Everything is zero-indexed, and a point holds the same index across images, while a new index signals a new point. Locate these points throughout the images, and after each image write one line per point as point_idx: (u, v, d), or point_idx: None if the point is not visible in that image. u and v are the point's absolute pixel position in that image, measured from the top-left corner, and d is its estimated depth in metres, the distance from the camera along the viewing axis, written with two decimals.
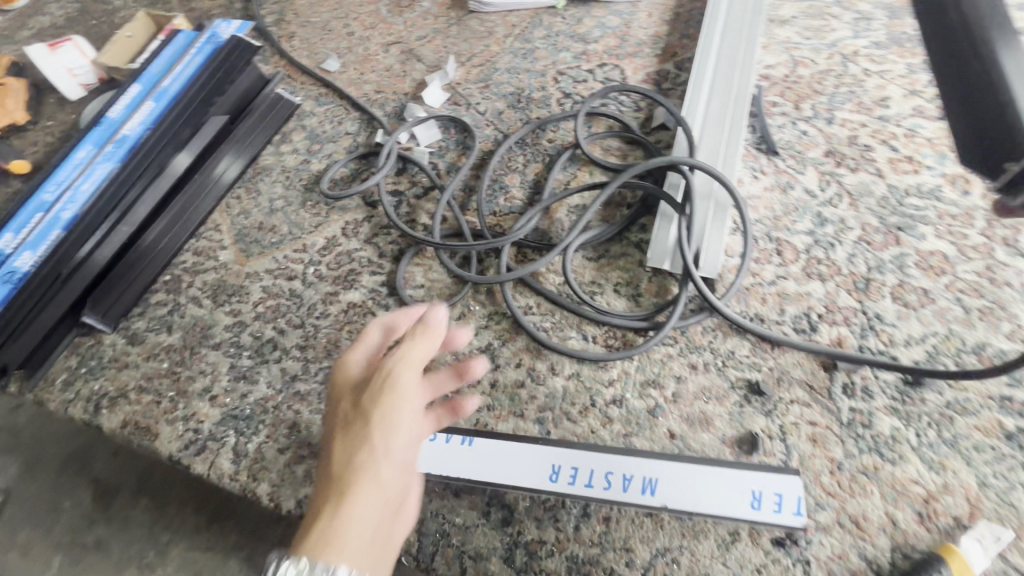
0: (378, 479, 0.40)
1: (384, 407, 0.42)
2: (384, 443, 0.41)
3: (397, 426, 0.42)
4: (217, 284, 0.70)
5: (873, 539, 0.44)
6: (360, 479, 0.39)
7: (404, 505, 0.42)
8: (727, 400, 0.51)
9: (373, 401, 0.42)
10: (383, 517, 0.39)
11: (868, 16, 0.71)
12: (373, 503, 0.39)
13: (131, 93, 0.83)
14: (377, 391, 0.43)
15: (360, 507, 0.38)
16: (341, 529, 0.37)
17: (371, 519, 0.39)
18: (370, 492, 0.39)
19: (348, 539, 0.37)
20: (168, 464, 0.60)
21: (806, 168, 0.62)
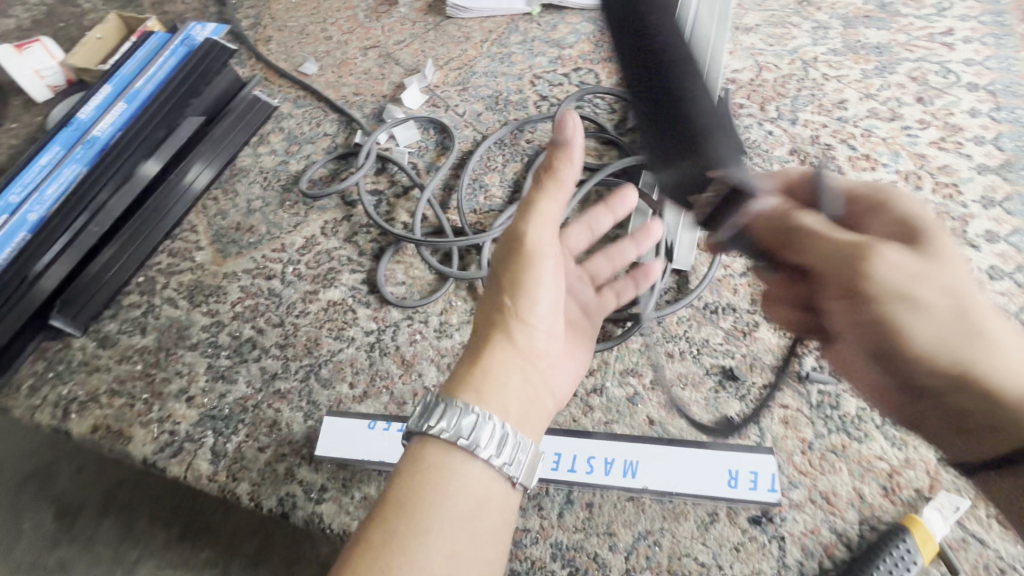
0: (516, 348, 0.47)
1: (521, 283, 0.48)
2: (525, 306, 0.48)
3: (534, 301, 0.48)
4: (194, 285, 0.70)
5: (842, 513, 0.46)
6: (500, 348, 0.47)
7: (547, 377, 0.49)
8: (703, 386, 0.53)
9: (514, 272, 0.48)
10: (523, 386, 0.47)
11: (825, 24, 0.75)
12: (512, 367, 0.47)
13: (102, 94, 0.81)
14: (517, 258, 0.48)
15: (503, 369, 0.46)
16: (485, 385, 0.45)
17: (512, 382, 0.46)
18: (509, 358, 0.47)
19: (490, 395, 0.45)
20: (143, 467, 0.58)
21: (772, 166, 0.65)
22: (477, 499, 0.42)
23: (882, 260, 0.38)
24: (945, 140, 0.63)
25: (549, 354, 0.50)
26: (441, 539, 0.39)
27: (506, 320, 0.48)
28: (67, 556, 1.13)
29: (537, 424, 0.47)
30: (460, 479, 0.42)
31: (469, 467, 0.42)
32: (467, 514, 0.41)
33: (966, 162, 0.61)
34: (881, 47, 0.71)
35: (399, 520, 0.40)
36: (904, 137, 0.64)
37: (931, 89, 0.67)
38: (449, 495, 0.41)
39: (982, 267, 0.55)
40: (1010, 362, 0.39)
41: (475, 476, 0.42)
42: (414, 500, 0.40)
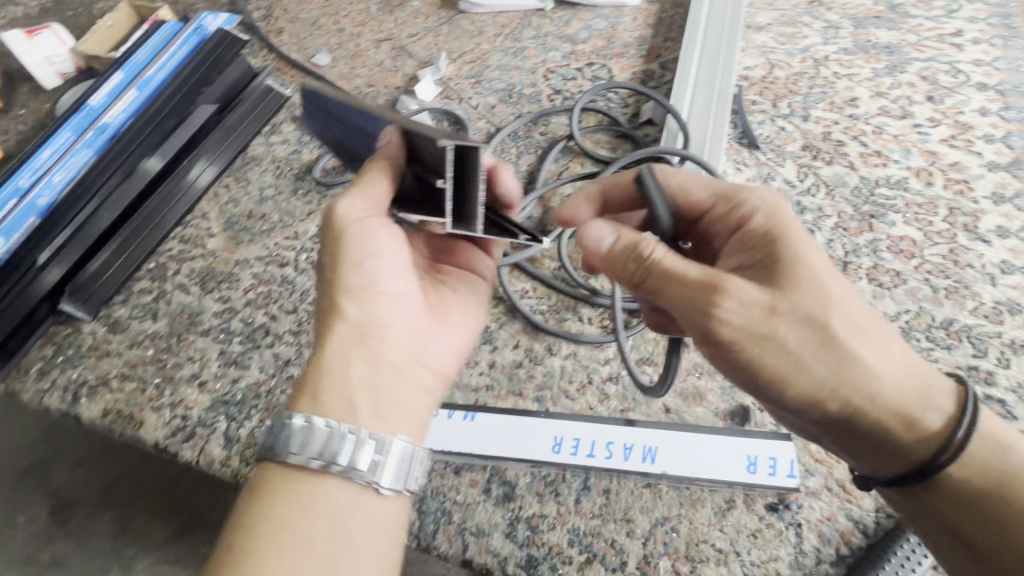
0: (355, 329, 0.46)
1: (348, 266, 0.47)
2: (352, 283, 0.47)
3: (372, 279, 0.47)
4: (206, 271, 0.69)
5: (858, 501, 0.46)
6: (341, 330, 0.45)
7: (415, 351, 0.48)
8: (718, 375, 0.53)
9: (334, 256, 0.48)
10: (373, 363, 0.45)
11: (835, 24, 0.76)
12: (356, 349, 0.45)
13: (113, 81, 0.80)
14: (336, 242, 0.48)
15: (346, 352, 0.45)
16: (325, 370, 0.44)
17: (359, 361, 0.45)
18: (359, 335, 0.46)
19: (327, 378, 0.44)
20: (154, 452, 0.58)
21: (785, 161, 0.65)
22: (334, 516, 0.41)
23: (729, 304, 0.38)
24: (955, 137, 0.64)
25: (408, 327, 0.48)
26: (295, 559, 0.39)
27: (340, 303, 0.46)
28: (62, 553, 1.09)
29: (398, 399, 0.46)
30: (316, 499, 0.42)
31: (323, 479, 0.42)
32: (324, 529, 0.41)
33: (976, 160, 0.62)
34: (892, 47, 0.72)
35: (248, 553, 0.39)
36: (915, 135, 0.65)
37: (941, 88, 0.68)
38: (302, 516, 0.41)
39: (992, 262, 0.55)
40: (879, 379, 0.38)
41: (335, 491, 0.42)
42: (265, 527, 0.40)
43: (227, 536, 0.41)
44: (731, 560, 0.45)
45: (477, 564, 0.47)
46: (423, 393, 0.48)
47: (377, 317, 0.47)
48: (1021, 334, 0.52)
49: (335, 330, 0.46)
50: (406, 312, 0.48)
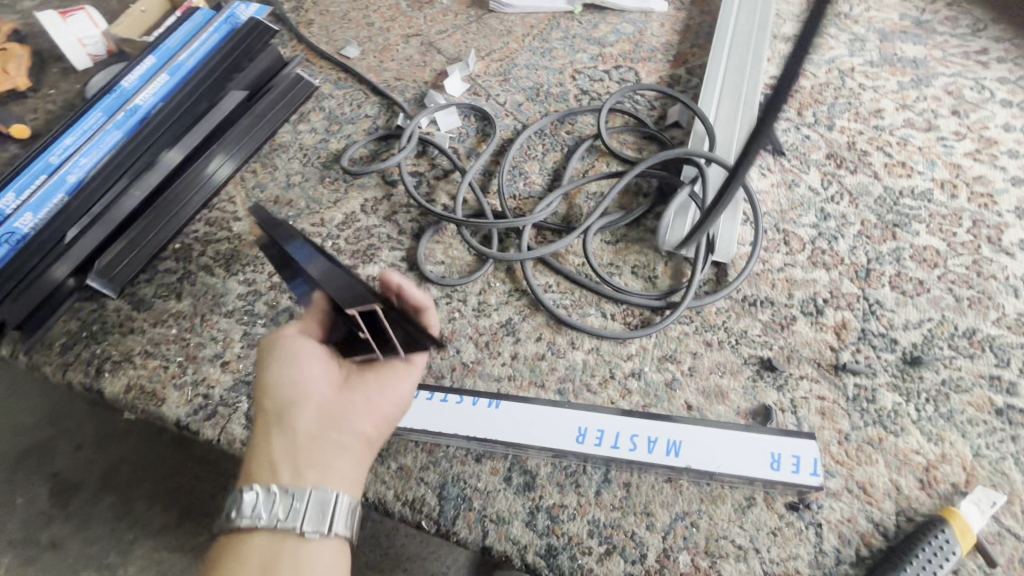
0: (268, 416, 0.48)
1: (264, 367, 0.50)
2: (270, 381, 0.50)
3: (283, 370, 0.49)
4: (231, 254, 0.70)
5: (879, 503, 0.46)
6: (260, 421, 0.48)
7: (330, 418, 0.47)
8: (740, 375, 0.54)
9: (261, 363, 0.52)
10: (288, 437, 0.47)
11: (862, 37, 0.77)
12: (273, 431, 0.47)
13: (145, 65, 0.81)
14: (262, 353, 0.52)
15: (266, 437, 0.47)
16: (252, 453, 0.47)
17: (274, 440, 0.47)
18: (273, 418, 0.47)
19: (255, 456, 0.47)
20: (175, 429, 0.58)
21: (809, 168, 0.66)
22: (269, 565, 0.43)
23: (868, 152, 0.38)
24: (980, 152, 0.64)
25: (321, 399, 0.48)
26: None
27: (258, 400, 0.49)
28: (60, 534, 1.09)
29: (316, 459, 0.46)
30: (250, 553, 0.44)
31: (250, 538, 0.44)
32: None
33: (1000, 174, 0.62)
34: (917, 61, 0.73)
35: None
36: (940, 148, 0.65)
37: (966, 103, 0.68)
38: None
39: (1016, 275, 0.56)
40: None
41: (265, 543, 0.44)
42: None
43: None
44: (750, 557, 0.45)
45: (497, 551, 0.47)
46: (341, 452, 0.47)
47: (288, 399, 0.48)
48: None
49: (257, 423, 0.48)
50: (319, 389, 0.49)
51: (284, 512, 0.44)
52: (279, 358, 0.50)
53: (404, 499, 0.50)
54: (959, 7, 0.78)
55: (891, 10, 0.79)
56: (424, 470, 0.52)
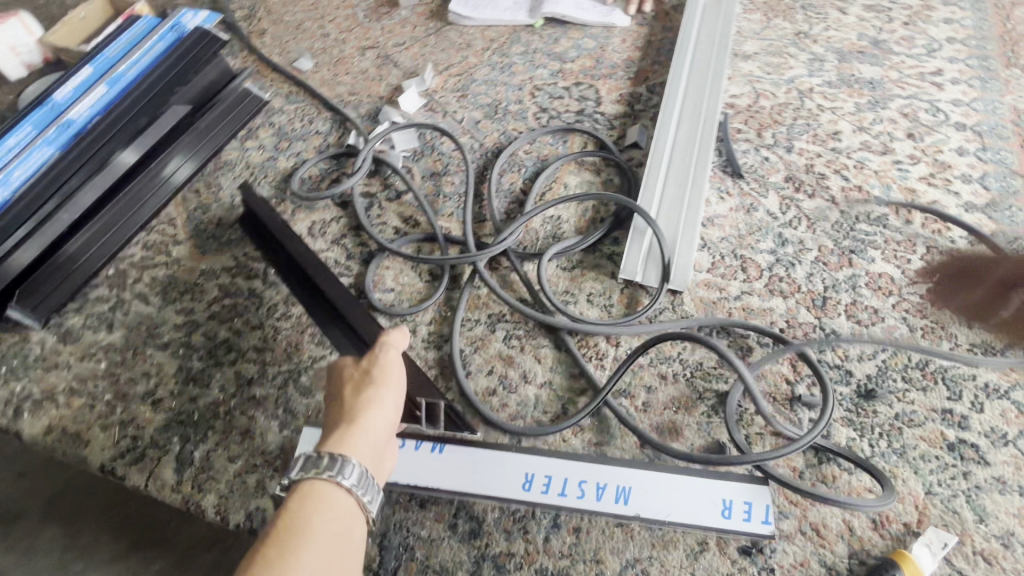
0: (378, 418, 0.42)
1: (381, 371, 0.45)
2: (380, 393, 0.43)
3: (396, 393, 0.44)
4: (168, 280, 0.66)
5: (832, 546, 0.45)
6: (366, 413, 0.42)
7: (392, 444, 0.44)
8: (695, 410, 0.52)
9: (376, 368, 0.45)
10: (382, 441, 0.42)
11: (821, 57, 0.77)
12: (375, 429, 0.42)
13: (81, 76, 0.76)
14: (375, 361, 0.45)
15: (364, 429, 0.41)
16: (351, 436, 0.40)
17: (376, 437, 0.41)
18: (380, 420, 0.42)
19: (353, 442, 0.40)
20: (100, 475, 0.54)
21: (768, 192, 0.65)
22: (338, 539, 0.36)
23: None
24: (934, 176, 0.64)
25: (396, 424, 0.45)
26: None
27: (363, 394, 0.43)
28: None
29: (383, 470, 0.42)
30: (322, 514, 0.36)
31: (319, 503, 0.37)
32: (329, 559, 0.34)
33: (954, 200, 0.62)
34: (874, 82, 0.73)
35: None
36: (895, 172, 0.65)
37: (922, 125, 0.68)
38: (308, 543, 0.34)
39: (968, 303, 0.56)
40: None
41: (341, 510, 0.37)
42: (273, 553, 0.33)
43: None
44: None
45: None
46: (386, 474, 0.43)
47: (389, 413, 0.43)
48: (995, 377, 0.51)
49: (355, 414, 0.42)
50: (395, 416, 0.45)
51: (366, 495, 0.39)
52: (400, 372, 0.45)
53: None
54: (915, 28, 0.78)
55: (849, 30, 0.79)
56: None
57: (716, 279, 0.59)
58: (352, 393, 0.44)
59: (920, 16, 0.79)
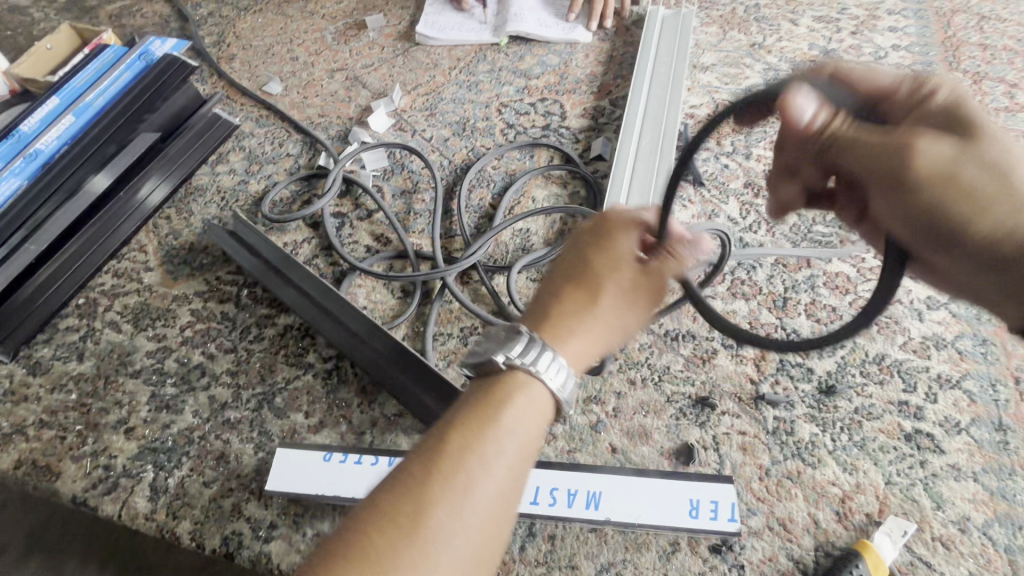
0: (620, 331, 0.45)
1: (636, 297, 0.46)
2: (622, 318, 0.45)
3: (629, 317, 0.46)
4: (139, 307, 0.66)
5: (799, 539, 0.46)
6: (602, 322, 0.45)
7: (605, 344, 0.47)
8: (664, 413, 0.53)
9: (632, 287, 0.46)
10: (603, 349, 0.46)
11: (774, 67, 0.80)
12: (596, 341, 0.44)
13: (48, 106, 0.76)
14: (638, 281, 0.46)
15: (586, 335, 0.44)
16: (581, 346, 0.44)
17: (596, 346, 0.45)
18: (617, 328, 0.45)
19: (574, 345, 0.43)
20: (71, 507, 0.53)
21: (728, 198, 0.67)
22: (529, 446, 0.39)
23: (924, 151, 0.40)
24: None
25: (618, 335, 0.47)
26: (490, 499, 0.36)
27: (620, 302, 0.45)
28: None
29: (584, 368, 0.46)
30: (524, 412, 0.40)
31: (520, 410, 0.40)
32: (516, 473, 0.38)
33: None
34: None
35: (453, 477, 0.36)
36: None
37: None
38: (504, 449, 0.37)
39: (920, 298, 0.58)
40: None
41: (538, 411, 0.41)
42: (472, 446, 0.37)
43: (415, 466, 0.37)
44: None
45: None
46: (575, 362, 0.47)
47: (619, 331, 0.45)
48: (948, 368, 0.53)
49: (603, 322, 0.44)
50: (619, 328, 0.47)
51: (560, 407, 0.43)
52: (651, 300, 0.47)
53: None
54: (862, 37, 0.82)
55: (800, 40, 0.83)
56: None
57: None
58: (613, 291, 0.45)
59: (867, 26, 0.83)
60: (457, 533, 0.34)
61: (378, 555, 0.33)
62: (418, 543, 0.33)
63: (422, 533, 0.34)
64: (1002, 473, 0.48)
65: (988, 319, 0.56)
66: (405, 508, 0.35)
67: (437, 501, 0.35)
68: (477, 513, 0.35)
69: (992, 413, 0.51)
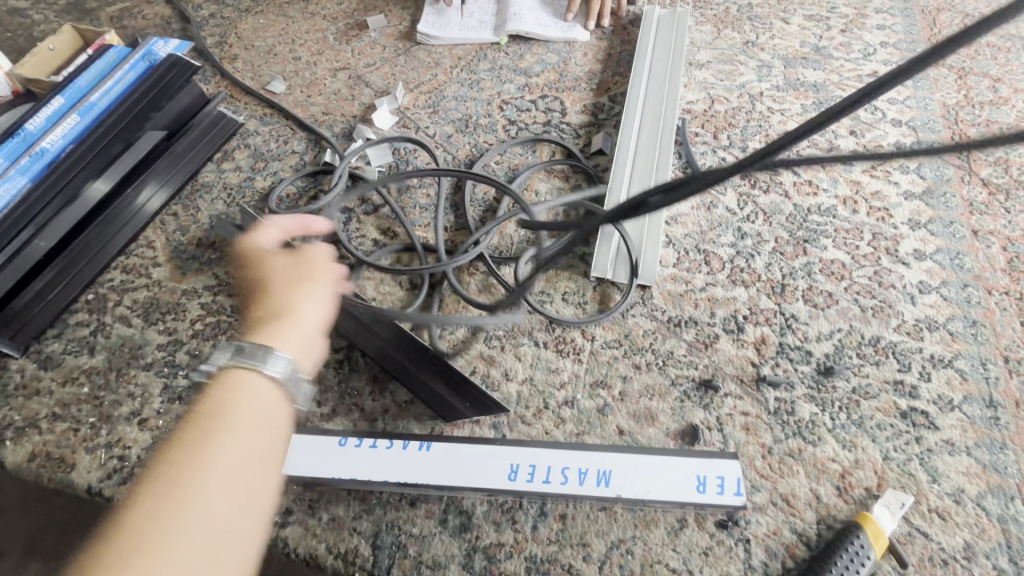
0: (312, 314, 0.47)
1: (311, 272, 0.49)
2: (300, 296, 0.47)
3: (312, 292, 0.48)
4: (149, 302, 0.66)
5: (801, 513, 0.48)
6: (297, 306, 0.46)
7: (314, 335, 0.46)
8: (669, 396, 0.55)
9: (288, 279, 0.49)
10: (318, 330, 0.47)
11: (768, 64, 0.82)
12: (288, 333, 0.44)
13: (52, 105, 0.75)
14: (297, 270, 0.49)
15: (279, 328, 0.44)
16: (282, 325, 0.44)
17: (305, 329, 0.45)
18: (309, 308, 0.47)
19: (283, 332, 0.44)
20: (87, 497, 0.54)
21: (726, 189, 0.69)
22: (262, 416, 0.39)
23: None
24: (875, 168, 0.69)
25: (322, 316, 0.47)
26: (220, 477, 0.36)
27: (292, 289, 0.48)
28: None
29: (319, 357, 0.47)
30: (240, 394, 0.40)
31: (244, 390, 0.40)
32: (245, 445, 0.38)
33: (894, 189, 0.67)
34: (817, 85, 0.78)
35: (165, 463, 0.36)
36: (841, 166, 0.70)
37: (862, 123, 0.74)
38: (222, 425, 0.38)
39: (912, 283, 0.60)
40: None
41: (262, 393, 0.40)
42: (189, 441, 0.37)
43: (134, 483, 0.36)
44: None
45: None
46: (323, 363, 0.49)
47: (299, 311, 0.46)
48: (940, 349, 0.55)
49: (283, 310, 0.46)
50: (321, 309, 0.48)
51: (297, 386, 0.43)
52: (330, 271, 0.50)
53: (337, 552, 0.49)
54: (851, 34, 0.84)
55: (792, 38, 0.85)
56: (357, 520, 0.50)
57: (682, 273, 0.63)
58: (280, 289, 0.48)
59: (856, 24, 0.86)
60: (179, 508, 0.34)
61: (108, 549, 0.32)
62: (137, 531, 0.33)
63: (147, 505, 0.34)
64: (994, 447, 0.50)
65: (978, 302, 0.58)
66: (117, 518, 0.34)
67: (154, 498, 0.34)
68: (206, 484, 0.35)
69: (983, 391, 0.53)
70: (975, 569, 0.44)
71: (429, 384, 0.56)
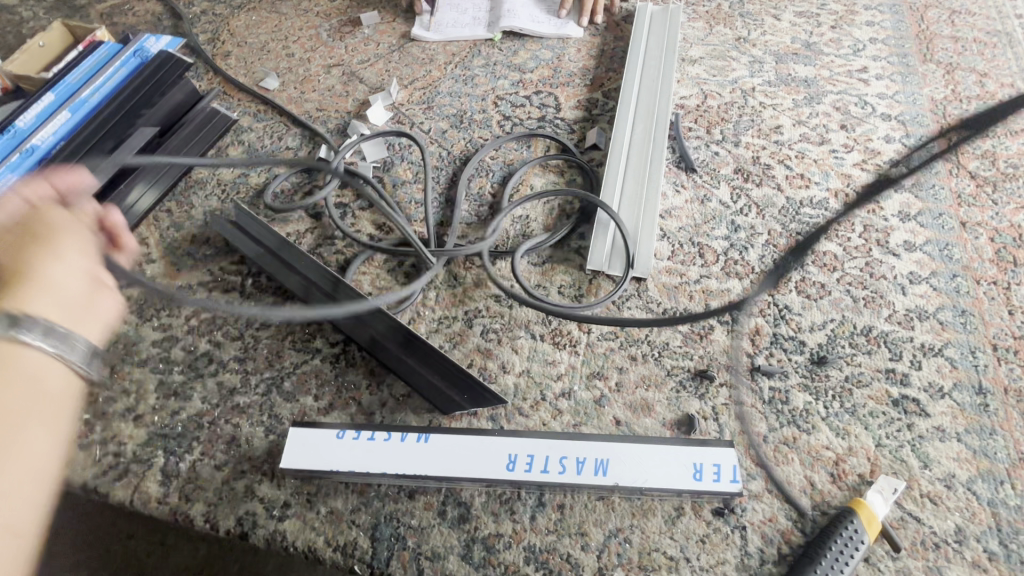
0: (74, 272, 0.41)
1: (57, 231, 0.43)
2: (47, 255, 0.41)
3: (66, 252, 0.41)
4: (143, 298, 0.66)
5: (797, 500, 0.48)
6: (47, 268, 0.40)
7: (80, 296, 0.41)
8: (665, 386, 0.55)
9: (18, 243, 0.41)
10: (85, 290, 0.42)
11: (759, 59, 0.83)
12: (42, 297, 0.39)
13: (42, 102, 0.75)
14: (33, 231, 0.42)
15: (27, 295, 0.38)
16: (32, 290, 0.38)
17: (68, 291, 0.40)
18: (68, 270, 0.41)
19: (34, 297, 0.38)
20: (81, 494, 0.54)
21: (719, 183, 0.70)
22: (30, 383, 0.36)
23: None
24: (866, 162, 0.70)
25: (88, 272, 0.42)
26: None
27: (28, 252, 0.40)
28: None
29: (95, 320, 0.42)
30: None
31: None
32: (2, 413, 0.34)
33: (884, 182, 0.68)
34: (808, 80, 0.79)
35: None
36: (832, 159, 0.71)
37: (852, 118, 0.75)
38: None
39: (903, 273, 0.61)
40: None
41: (29, 368, 0.36)
42: None
43: None
44: (681, 567, 0.46)
45: None
46: (108, 327, 0.44)
47: (52, 273, 0.40)
48: (931, 338, 0.56)
49: (27, 274, 0.39)
50: (83, 264, 0.42)
51: (69, 351, 0.38)
52: (77, 226, 0.44)
53: (335, 545, 0.49)
54: (841, 30, 0.85)
55: (783, 34, 0.86)
56: (355, 513, 0.50)
57: (677, 265, 0.63)
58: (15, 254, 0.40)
59: (845, 20, 0.87)
60: None
61: None
62: None
63: None
64: (983, 433, 0.51)
65: (966, 292, 0.59)
66: None
67: None
68: None
69: (973, 378, 0.54)
70: (966, 552, 0.45)
71: (426, 375, 0.56)
